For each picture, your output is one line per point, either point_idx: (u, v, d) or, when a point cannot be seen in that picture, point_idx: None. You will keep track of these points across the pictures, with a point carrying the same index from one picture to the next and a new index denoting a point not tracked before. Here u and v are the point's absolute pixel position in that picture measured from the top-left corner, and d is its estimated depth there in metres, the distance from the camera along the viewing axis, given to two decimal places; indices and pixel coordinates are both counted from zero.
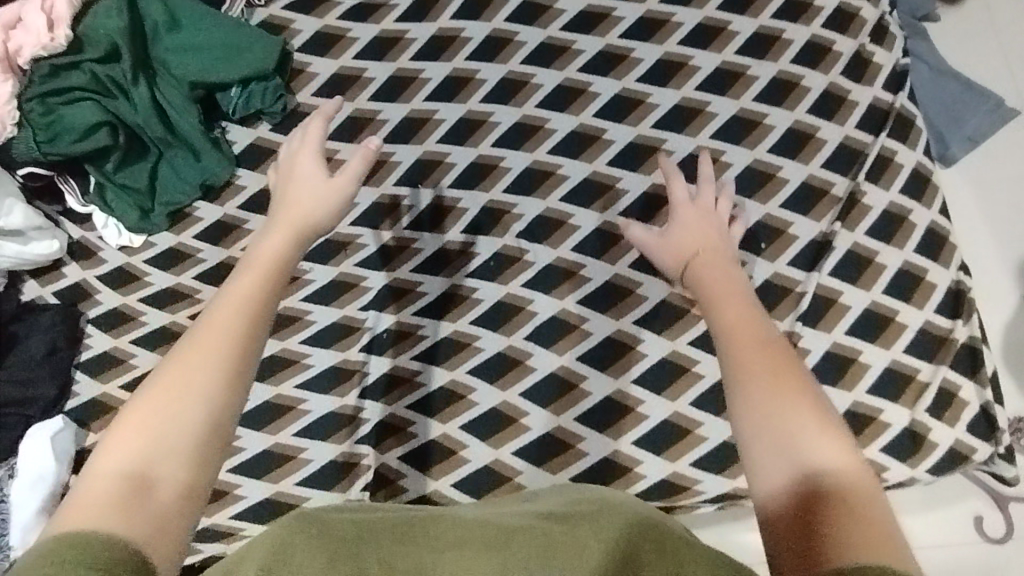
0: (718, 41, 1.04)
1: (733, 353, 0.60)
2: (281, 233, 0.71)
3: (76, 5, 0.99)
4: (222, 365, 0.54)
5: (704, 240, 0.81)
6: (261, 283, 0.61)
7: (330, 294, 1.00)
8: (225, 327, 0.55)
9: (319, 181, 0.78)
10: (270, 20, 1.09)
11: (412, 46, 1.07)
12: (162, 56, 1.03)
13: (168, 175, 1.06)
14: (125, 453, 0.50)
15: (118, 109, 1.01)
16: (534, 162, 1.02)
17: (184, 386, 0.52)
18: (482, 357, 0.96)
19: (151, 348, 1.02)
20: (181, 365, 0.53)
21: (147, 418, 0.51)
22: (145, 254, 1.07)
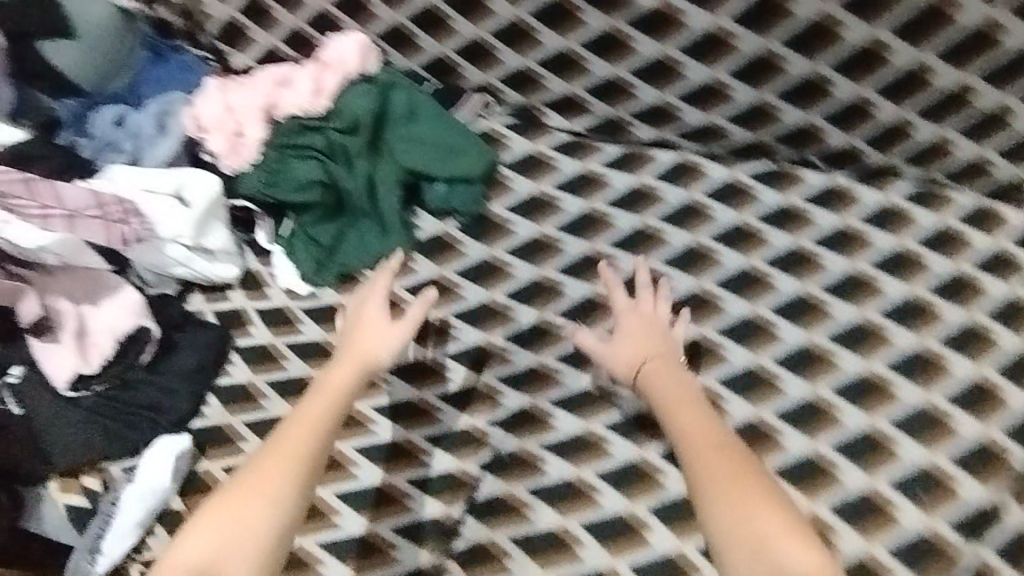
0: (912, 273, 1.04)
1: (706, 480, 0.79)
2: (349, 368, 0.95)
3: (342, 81, 1.12)
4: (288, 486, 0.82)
5: (653, 352, 0.97)
6: (324, 415, 0.88)
7: (465, 399, 1.03)
8: (290, 449, 0.85)
9: (383, 325, 0.99)
10: (489, 132, 1.20)
11: (610, 190, 1.13)
12: (389, 140, 1.14)
13: (352, 240, 1.13)
14: (190, 549, 0.78)
15: (336, 173, 1.11)
16: (699, 336, 1.04)
17: (248, 504, 0.81)
18: (601, 515, 0.95)
19: (283, 395, 1.04)
20: (250, 487, 0.82)
21: (218, 526, 0.79)
22: (306, 302, 1.12)
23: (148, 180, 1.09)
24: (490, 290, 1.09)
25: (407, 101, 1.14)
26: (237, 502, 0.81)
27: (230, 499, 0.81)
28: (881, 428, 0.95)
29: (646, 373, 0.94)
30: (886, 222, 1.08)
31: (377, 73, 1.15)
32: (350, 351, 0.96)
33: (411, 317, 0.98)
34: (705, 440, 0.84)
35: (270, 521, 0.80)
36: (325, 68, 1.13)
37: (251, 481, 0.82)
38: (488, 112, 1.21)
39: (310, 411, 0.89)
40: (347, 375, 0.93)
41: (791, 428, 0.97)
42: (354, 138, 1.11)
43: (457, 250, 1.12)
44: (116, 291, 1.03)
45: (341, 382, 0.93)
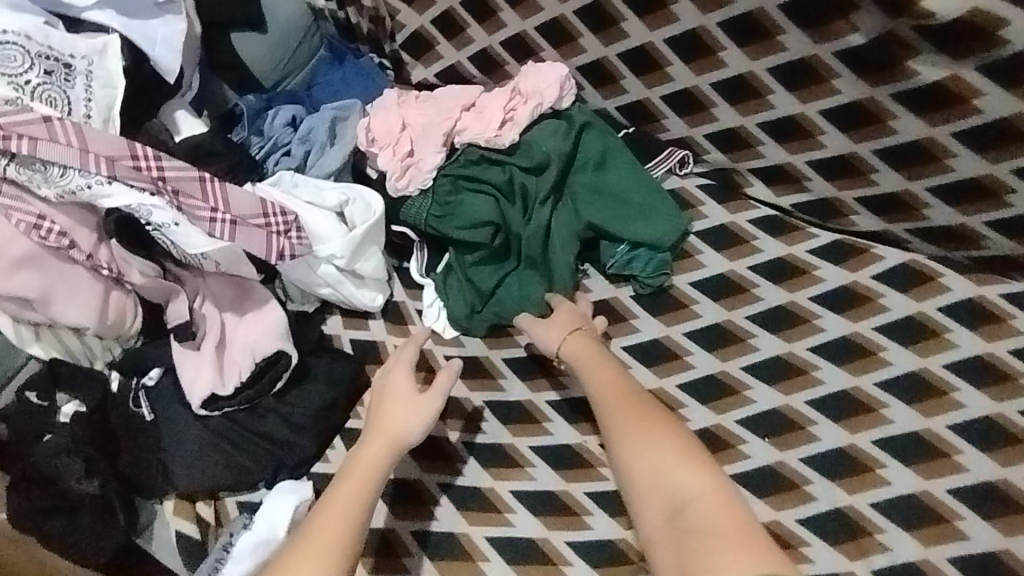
0: None
1: (626, 433, 0.80)
2: (373, 448, 0.83)
3: (535, 116, 1.02)
4: (338, 542, 0.74)
5: (581, 328, 0.92)
6: (354, 488, 0.79)
7: (621, 505, 0.88)
8: (328, 522, 0.76)
9: (410, 397, 0.86)
10: (680, 193, 1.03)
11: (821, 287, 0.94)
12: (572, 188, 1.03)
13: (513, 291, 1.01)
14: None
15: (511, 215, 1.01)
16: (922, 492, 0.83)
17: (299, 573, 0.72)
18: None
19: (417, 456, 0.94)
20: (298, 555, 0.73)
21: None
22: (450, 349, 1.01)
23: (313, 193, 1.02)
24: (661, 377, 0.95)
25: (601, 146, 1.02)
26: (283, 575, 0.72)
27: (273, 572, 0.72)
28: None
29: (567, 349, 0.90)
30: None
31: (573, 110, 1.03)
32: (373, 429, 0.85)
33: (439, 386, 0.87)
34: (623, 404, 0.83)
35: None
36: (518, 97, 1.02)
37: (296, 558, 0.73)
38: (683, 169, 1.04)
39: (338, 486, 0.80)
40: (372, 451, 0.82)
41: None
42: (539, 182, 1.01)
43: (628, 324, 0.99)
44: (263, 308, 0.96)
45: (369, 464, 0.81)
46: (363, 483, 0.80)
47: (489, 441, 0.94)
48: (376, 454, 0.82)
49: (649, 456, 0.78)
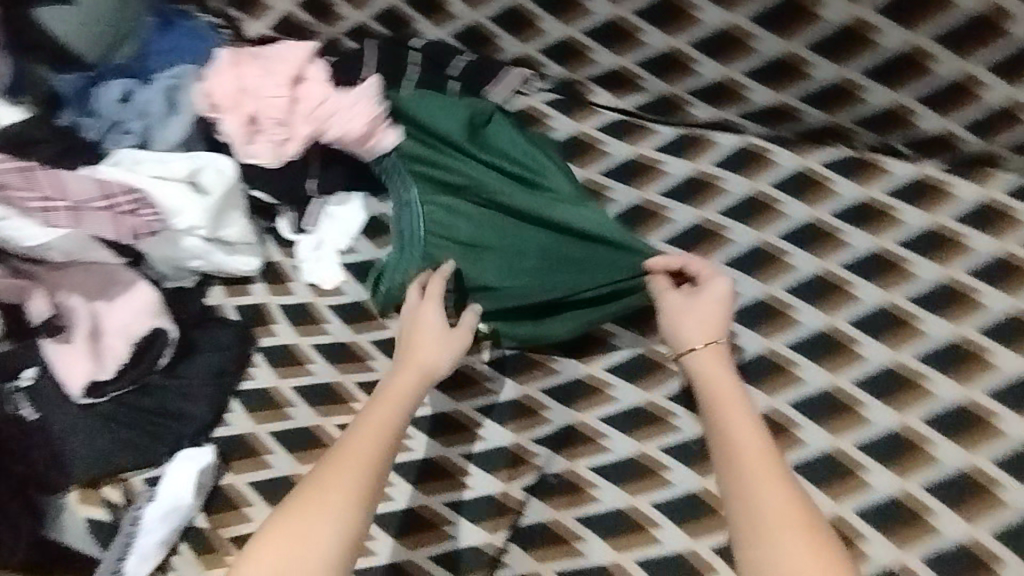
0: (1015, 283, 0.92)
1: (748, 478, 0.70)
2: (404, 379, 0.82)
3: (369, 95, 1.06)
4: (353, 490, 0.71)
5: (719, 342, 0.83)
6: (382, 426, 0.77)
7: (509, 414, 0.98)
8: (356, 458, 0.73)
9: (437, 334, 0.87)
10: (528, 111, 1.08)
11: (667, 180, 1.02)
12: (486, 175, 1.01)
13: (517, 267, 0.99)
14: (257, 560, 0.67)
15: (483, 187, 1.00)
16: (767, 349, 0.96)
17: (317, 518, 0.69)
18: (659, 551, 0.90)
19: (311, 403, 0.97)
20: (316, 492, 0.71)
21: (277, 552, 0.67)
22: (333, 299, 1.05)
23: (158, 166, 0.99)
24: None
25: (449, 128, 1.01)
26: (302, 509, 0.69)
27: (291, 512, 0.69)
28: (980, 467, 0.87)
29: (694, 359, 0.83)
30: (982, 220, 0.95)
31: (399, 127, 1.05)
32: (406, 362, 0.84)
33: (467, 324, 0.89)
34: (744, 434, 0.74)
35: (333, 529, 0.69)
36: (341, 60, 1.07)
37: (314, 488, 0.71)
38: (529, 88, 1.08)
39: (371, 420, 0.77)
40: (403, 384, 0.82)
41: (875, 459, 0.90)
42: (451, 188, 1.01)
43: None
44: (132, 288, 0.96)
45: (397, 396, 0.81)
46: (389, 429, 0.77)
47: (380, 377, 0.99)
48: (400, 394, 0.80)
49: (756, 504, 0.69)
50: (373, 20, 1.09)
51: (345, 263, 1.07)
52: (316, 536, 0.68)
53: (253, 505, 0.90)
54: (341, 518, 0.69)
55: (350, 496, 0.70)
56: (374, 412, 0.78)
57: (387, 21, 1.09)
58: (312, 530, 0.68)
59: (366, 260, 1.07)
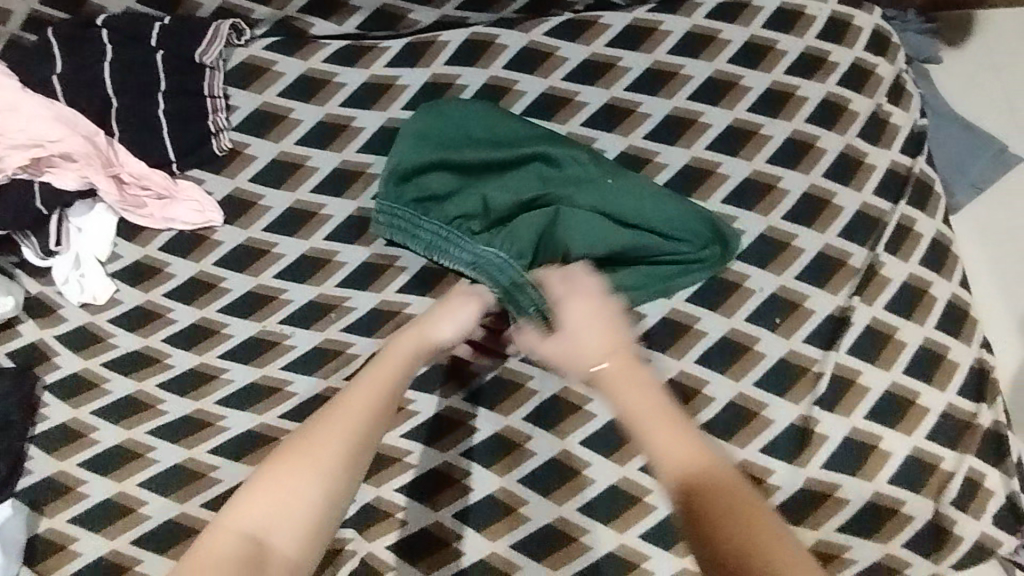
0: (730, 97, 0.95)
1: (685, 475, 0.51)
2: (407, 342, 0.71)
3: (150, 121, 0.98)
4: (344, 453, 0.58)
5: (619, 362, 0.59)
6: (385, 383, 0.65)
7: (316, 362, 0.92)
8: (357, 419, 0.60)
9: (457, 305, 0.77)
10: (249, 62, 1.03)
11: (405, 94, 1.00)
12: (529, 179, 0.88)
13: (548, 257, 0.87)
14: (231, 527, 0.53)
15: (546, 198, 0.88)
16: None
17: (300, 484, 0.55)
18: (478, 438, 0.85)
19: (113, 421, 0.92)
20: (315, 440, 0.58)
21: (257, 515, 0.54)
22: (110, 312, 0.96)
23: None
24: (307, 239, 0.97)
25: (455, 148, 0.89)
26: (289, 466, 0.56)
27: (282, 461, 0.56)
28: (728, 266, 0.89)
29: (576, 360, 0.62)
30: (694, 47, 0.97)
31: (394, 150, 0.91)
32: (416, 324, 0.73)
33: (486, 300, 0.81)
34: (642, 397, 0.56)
35: (316, 502, 0.55)
36: (39, 61, 0.97)
37: (310, 434, 0.59)
38: (242, 38, 1.02)
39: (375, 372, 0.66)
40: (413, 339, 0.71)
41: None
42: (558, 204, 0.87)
43: (258, 207, 0.99)
44: None
45: (399, 358, 0.69)
46: (385, 394, 0.63)
47: (180, 371, 0.93)
48: (405, 359, 0.69)
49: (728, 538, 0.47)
50: (44, 5, 0.98)
51: (114, 273, 0.98)
52: (308, 490, 0.55)
53: (78, 540, 0.87)
54: (332, 481, 0.56)
55: (346, 451, 0.58)
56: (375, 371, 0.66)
57: (61, 4, 0.98)
58: (304, 480, 0.56)
59: (134, 261, 0.98)
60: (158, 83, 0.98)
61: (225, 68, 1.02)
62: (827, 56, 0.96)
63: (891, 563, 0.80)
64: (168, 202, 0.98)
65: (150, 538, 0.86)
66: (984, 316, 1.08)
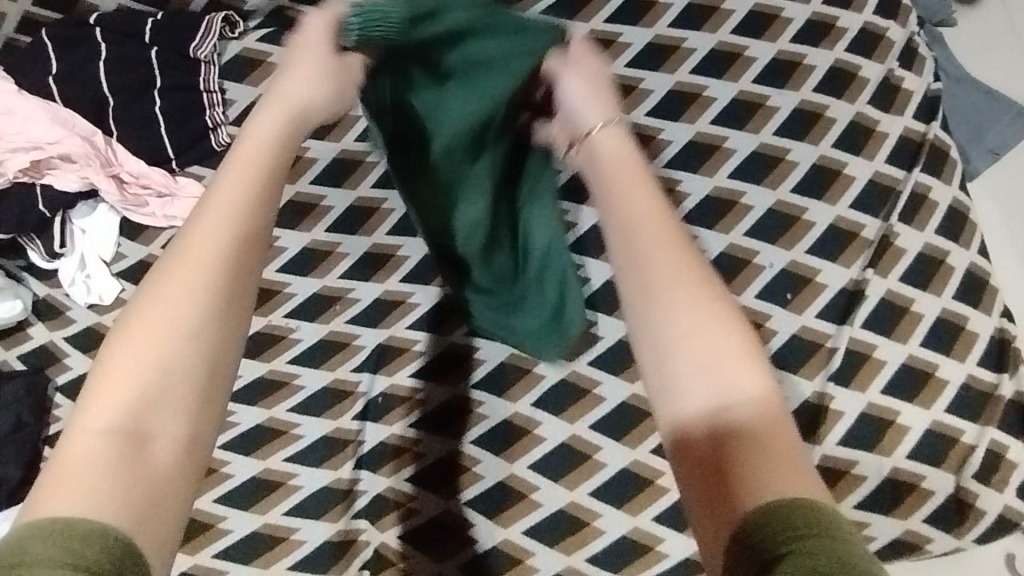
0: (734, 69, 0.92)
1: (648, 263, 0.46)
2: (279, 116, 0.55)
3: (147, 120, 0.98)
4: (206, 270, 0.44)
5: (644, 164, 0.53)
6: (255, 165, 0.49)
7: (321, 354, 0.91)
8: (209, 234, 0.45)
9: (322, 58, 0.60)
10: (243, 54, 1.00)
11: None
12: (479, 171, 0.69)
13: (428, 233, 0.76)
14: (117, 376, 0.42)
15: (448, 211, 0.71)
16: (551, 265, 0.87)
17: (174, 298, 0.43)
18: (486, 426, 0.85)
19: None
20: (148, 332, 0.43)
21: (140, 347, 0.42)
22: (117, 312, 0.96)
23: None
24: (309, 231, 0.94)
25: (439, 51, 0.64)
26: (162, 289, 0.44)
27: (155, 285, 0.44)
28: (738, 244, 0.87)
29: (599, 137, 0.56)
30: (696, 19, 0.94)
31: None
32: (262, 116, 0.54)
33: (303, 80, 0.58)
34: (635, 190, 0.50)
35: (186, 323, 0.43)
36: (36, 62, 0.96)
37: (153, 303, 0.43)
38: (235, 31, 0.99)
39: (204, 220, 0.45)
40: (263, 132, 0.52)
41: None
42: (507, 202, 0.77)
43: None
44: None
45: (264, 138, 0.52)
46: (240, 191, 0.47)
47: None
48: (272, 133, 0.52)
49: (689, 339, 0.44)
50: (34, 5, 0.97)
51: (119, 273, 0.98)
52: (179, 356, 0.42)
53: None
54: (199, 311, 0.44)
55: (199, 286, 0.44)
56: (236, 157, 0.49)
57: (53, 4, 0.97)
58: (175, 346, 0.43)
59: (139, 260, 0.98)
60: (153, 81, 0.98)
61: (219, 62, 1.00)
62: (835, 21, 0.92)
63: (910, 538, 0.78)
64: (169, 196, 0.97)
65: None
66: (1003, 285, 1.05)
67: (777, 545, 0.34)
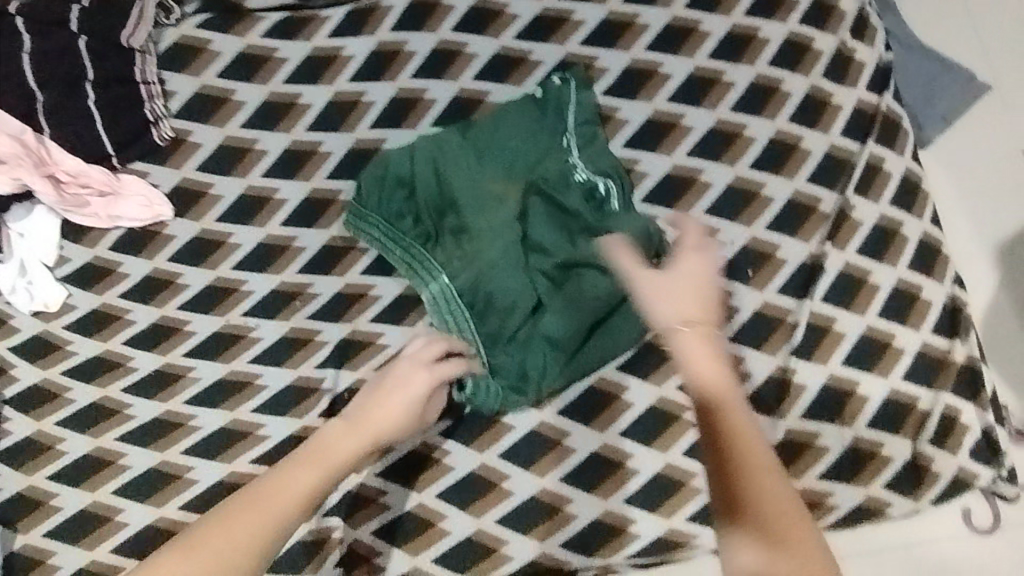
0: (690, 45, 0.91)
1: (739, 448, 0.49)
2: (414, 387, 0.69)
3: (80, 115, 0.92)
4: (291, 501, 0.55)
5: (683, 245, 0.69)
6: (322, 463, 0.59)
7: (283, 352, 0.89)
8: (322, 468, 0.58)
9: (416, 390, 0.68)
10: (181, 42, 0.96)
11: (352, 65, 0.95)
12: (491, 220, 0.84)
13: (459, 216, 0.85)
14: (191, 548, 0.51)
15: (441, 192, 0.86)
16: (597, 379, 0.84)
17: (267, 504, 0.54)
18: (456, 416, 0.84)
19: (81, 430, 0.89)
20: (208, 542, 0.51)
21: (214, 540, 0.51)
22: (64, 319, 0.92)
23: None
24: (263, 226, 0.93)
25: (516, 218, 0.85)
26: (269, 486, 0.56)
27: (261, 486, 0.56)
28: (698, 222, 0.87)
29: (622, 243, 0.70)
30: None
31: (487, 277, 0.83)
32: (357, 423, 0.64)
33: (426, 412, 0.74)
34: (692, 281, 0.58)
35: (251, 539, 0.52)
36: None
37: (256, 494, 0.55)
38: (171, 16, 0.96)
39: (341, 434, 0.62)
40: (345, 440, 0.62)
41: None
42: (482, 229, 0.84)
43: (209, 196, 0.94)
44: None
45: (339, 445, 0.61)
46: (335, 467, 0.59)
47: (145, 374, 0.90)
48: (381, 419, 0.65)
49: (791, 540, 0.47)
50: None
51: (65, 278, 0.93)
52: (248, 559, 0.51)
53: (58, 554, 0.85)
54: (268, 528, 0.53)
55: (280, 511, 0.54)
56: (351, 426, 0.63)
57: None
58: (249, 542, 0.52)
59: (84, 263, 0.94)
60: (85, 73, 0.92)
61: (157, 51, 0.96)
62: None
63: (871, 504, 0.80)
64: (112, 197, 0.93)
65: (131, 544, 0.85)
66: (955, 250, 1.08)
67: None
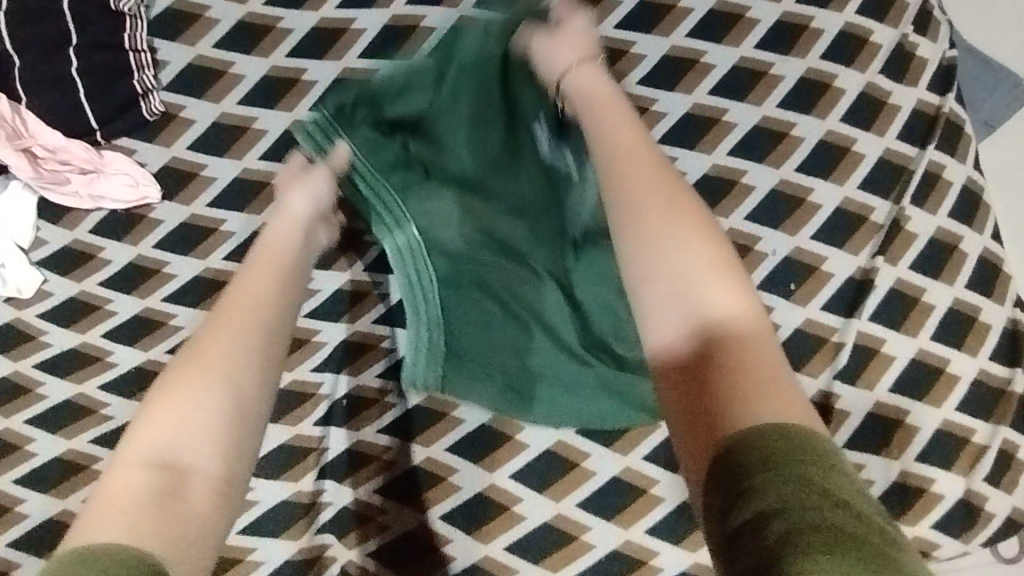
0: (735, 33, 0.83)
1: (648, 235, 0.49)
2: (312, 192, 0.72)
3: (61, 84, 0.84)
4: (274, 284, 0.59)
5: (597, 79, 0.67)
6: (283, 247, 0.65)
7: None
8: (280, 248, 0.65)
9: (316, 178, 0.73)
10: (176, 8, 0.88)
11: (362, 40, 0.86)
12: (490, 215, 0.77)
13: (450, 192, 0.77)
14: (203, 348, 0.52)
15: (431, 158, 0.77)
16: (624, 471, 0.75)
17: (257, 286, 0.58)
18: (464, 431, 0.77)
19: (53, 430, 0.81)
20: (219, 333, 0.53)
21: (226, 326, 0.54)
22: (39, 307, 0.84)
23: None
24: (260, 214, 0.85)
25: (519, 227, 0.76)
26: (248, 285, 0.59)
27: (243, 284, 0.59)
28: (738, 229, 0.79)
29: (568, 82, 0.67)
30: None
31: (471, 284, 0.77)
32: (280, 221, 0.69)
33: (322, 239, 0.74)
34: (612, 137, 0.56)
35: (261, 315, 0.56)
36: None
37: (199, 351, 0.51)
38: None
39: (253, 276, 0.60)
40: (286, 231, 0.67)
41: None
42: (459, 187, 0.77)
43: (201, 178, 0.86)
44: None
45: (281, 241, 0.66)
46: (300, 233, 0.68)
47: (125, 371, 0.82)
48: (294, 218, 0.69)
49: (736, 354, 0.42)
50: None
51: (40, 262, 0.85)
52: (210, 404, 0.49)
53: (23, 565, 0.78)
54: (269, 305, 0.57)
55: (273, 291, 0.59)
56: (276, 221, 0.68)
57: None
58: (202, 391, 0.49)
59: (62, 247, 0.85)
60: (68, 38, 0.83)
61: (147, 17, 0.87)
62: None
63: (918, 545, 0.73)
64: (93, 175, 0.85)
65: None
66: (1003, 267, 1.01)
67: (755, 477, 0.34)
